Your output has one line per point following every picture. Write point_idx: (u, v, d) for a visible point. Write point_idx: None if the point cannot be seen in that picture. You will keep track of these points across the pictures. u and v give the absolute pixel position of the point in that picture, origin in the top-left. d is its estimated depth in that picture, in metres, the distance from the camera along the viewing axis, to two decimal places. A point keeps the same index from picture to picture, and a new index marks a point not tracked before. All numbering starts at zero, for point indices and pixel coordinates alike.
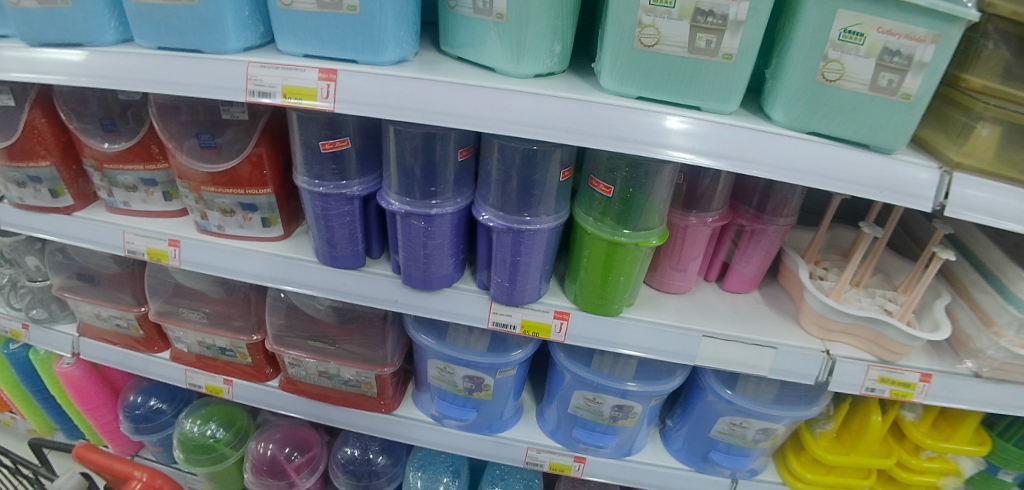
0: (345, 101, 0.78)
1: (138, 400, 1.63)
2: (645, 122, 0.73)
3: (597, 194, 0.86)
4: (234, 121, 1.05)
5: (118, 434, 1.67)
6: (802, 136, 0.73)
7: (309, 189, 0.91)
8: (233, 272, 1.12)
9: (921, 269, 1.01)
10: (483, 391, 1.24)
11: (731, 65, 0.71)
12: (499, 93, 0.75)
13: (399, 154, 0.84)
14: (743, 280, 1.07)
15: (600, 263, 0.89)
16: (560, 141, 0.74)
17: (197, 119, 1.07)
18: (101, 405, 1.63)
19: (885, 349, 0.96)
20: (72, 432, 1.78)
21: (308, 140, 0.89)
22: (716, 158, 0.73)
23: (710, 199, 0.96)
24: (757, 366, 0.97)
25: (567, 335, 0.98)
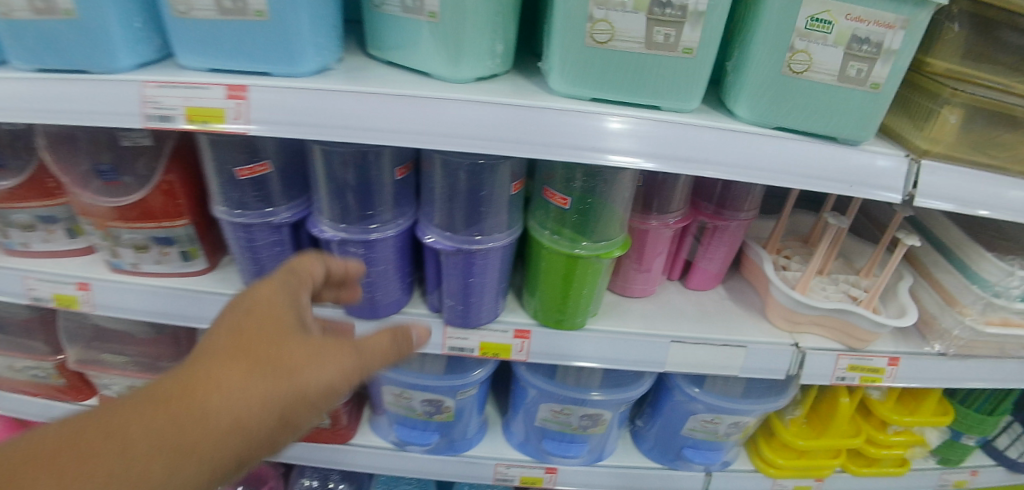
0: (261, 120, 0.67)
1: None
2: (590, 126, 0.67)
3: (552, 205, 0.79)
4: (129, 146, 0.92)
5: None
6: (768, 132, 0.69)
7: (228, 219, 0.81)
8: (156, 314, 1.01)
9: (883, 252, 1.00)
10: (444, 413, 1.17)
11: (693, 60, 0.66)
12: (441, 104, 0.67)
13: (328, 173, 0.75)
14: (707, 277, 1.03)
15: (560, 278, 0.83)
16: (511, 154, 0.67)
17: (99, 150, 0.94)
18: None
19: (852, 337, 0.95)
20: None
21: (219, 165, 0.77)
22: (678, 162, 0.67)
23: (670, 201, 0.91)
24: (727, 366, 0.94)
25: (529, 354, 0.92)
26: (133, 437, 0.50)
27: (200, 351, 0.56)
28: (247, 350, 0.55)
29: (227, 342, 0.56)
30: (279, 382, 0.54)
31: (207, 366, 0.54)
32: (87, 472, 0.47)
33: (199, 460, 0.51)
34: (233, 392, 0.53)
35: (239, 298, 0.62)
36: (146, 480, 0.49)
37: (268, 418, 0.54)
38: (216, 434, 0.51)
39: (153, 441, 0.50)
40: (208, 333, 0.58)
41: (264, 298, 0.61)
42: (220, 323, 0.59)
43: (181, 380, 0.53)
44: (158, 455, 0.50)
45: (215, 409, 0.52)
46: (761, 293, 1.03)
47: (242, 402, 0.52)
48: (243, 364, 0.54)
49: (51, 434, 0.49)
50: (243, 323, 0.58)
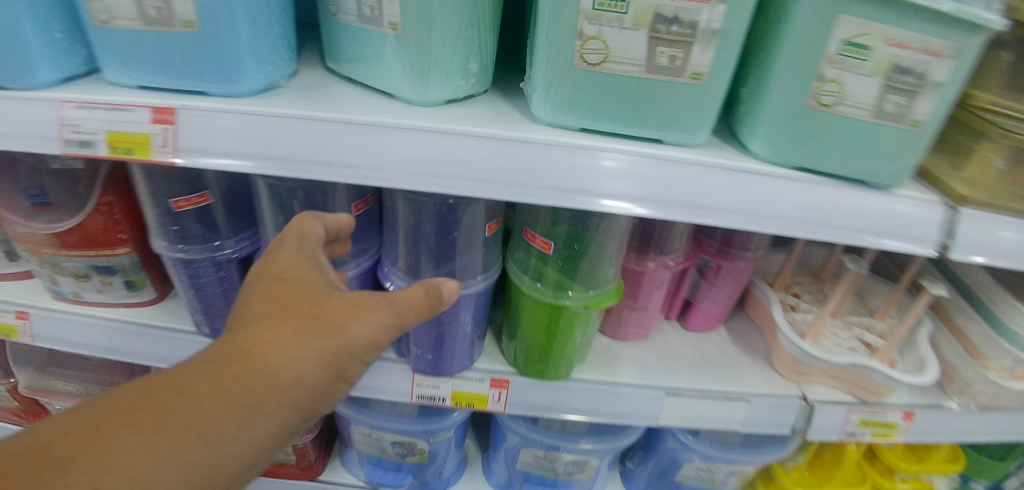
0: (191, 150, 0.58)
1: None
2: (579, 163, 0.57)
3: (533, 249, 0.69)
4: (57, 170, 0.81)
5: None
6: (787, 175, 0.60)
7: (168, 254, 0.72)
8: (97, 349, 0.92)
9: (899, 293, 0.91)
10: (417, 455, 1.07)
11: (700, 87, 0.57)
12: (402, 135, 0.57)
13: (276, 206, 0.68)
14: (707, 319, 0.94)
15: (542, 328, 0.73)
16: (484, 195, 0.57)
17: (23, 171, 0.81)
18: None
19: (864, 390, 0.86)
20: None
21: (153, 196, 0.69)
22: (676, 207, 0.58)
23: (670, 239, 0.81)
24: (728, 420, 0.85)
25: (507, 404, 0.83)
26: (202, 396, 0.49)
27: (244, 314, 0.54)
28: (293, 310, 0.53)
29: (268, 303, 0.54)
30: (329, 334, 0.53)
31: (257, 327, 0.52)
32: (169, 428, 0.47)
33: (269, 413, 0.51)
34: (290, 348, 0.52)
35: (264, 261, 0.58)
36: (224, 435, 0.49)
37: (324, 369, 0.53)
38: (279, 386, 0.51)
39: (222, 398, 0.49)
40: (243, 298, 0.56)
41: (292, 258, 0.57)
42: (252, 287, 0.56)
43: (234, 342, 0.52)
44: (230, 411, 0.49)
45: (275, 365, 0.51)
46: (767, 337, 0.93)
47: (297, 355, 0.52)
48: (293, 322, 0.53)
49: (121, 397, 0.48)
50: (280, 283, 0.55)
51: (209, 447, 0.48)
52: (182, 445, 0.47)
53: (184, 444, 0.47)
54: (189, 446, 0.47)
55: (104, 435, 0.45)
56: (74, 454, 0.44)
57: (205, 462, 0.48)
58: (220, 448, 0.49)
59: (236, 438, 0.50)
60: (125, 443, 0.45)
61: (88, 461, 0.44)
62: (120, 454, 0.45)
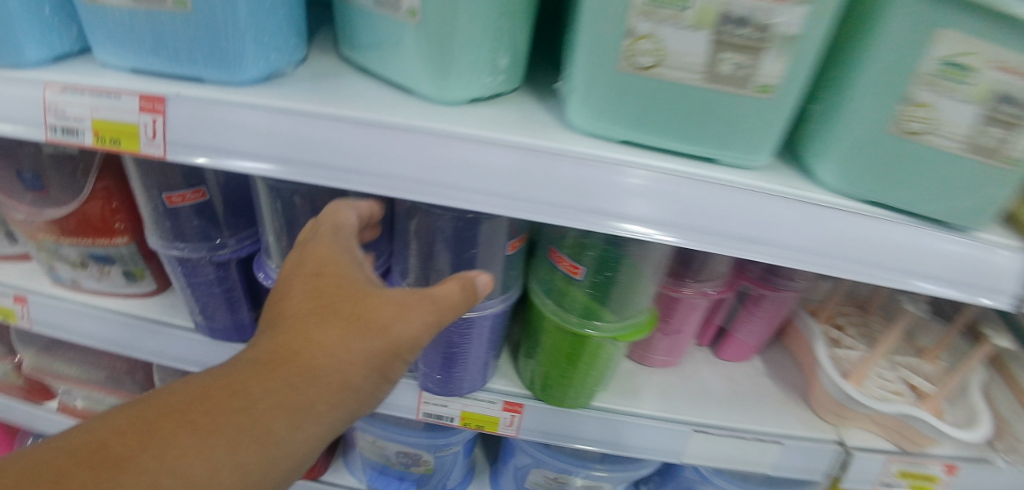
0: (180, 144, 0.53)
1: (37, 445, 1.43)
2: (615, 183, 0.51)
3: (560, 272, 0.63)
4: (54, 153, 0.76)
5: None
6: (852, 208, 0.53)
7: (164, 251, 0.68)
8: (94, 339, 0.88)
9: (951, 332, 0.81)
10: (422, 465, 1.02)
11: (771, 101, 0.48)
12: (418, 138, 0.50)
13: (274, 209, 0.64)
14: (742, 349, 0.86)
15: (564, 356, 0.67)
16: (504, 213, 0.52)
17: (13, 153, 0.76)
18: None
19: (907, 439, 0.77)
20: None
21: (144, 190, 0.64)
22: (703, 234, 0.52)
23: (711, 266, 0.74)
24: (757, 463, 0.78)
25: (520, 429, 0.78)
26: (251, 399, 0.46)
27: (285, 311, 0.50)
28: (339, 308, 0.49)
29: (310, 299, 0.50)
30: (373, 336, 0.48)
31: (301, 327, 0.48)
32: (223, 431, 0.45)
33: (320, 414, 0.48)
34: (333, 351, 0.48)
35: (301, 253, 0.53)
36: (276, 438, 0.47)
37: (370, 370, 0.49)
38: (326, 389, 0.48)
39: (272, 400, 0.46)
40: (283, 294, 0.51)
41: (334, 252, 0.53)
42: (291, 283, 0.52)
43: (278, 342, 0.48)
44: (280, 414, 0.46)
45: (324, 367, 0.47)
46: (806, 373, 0.85)
47: (343, 357, 0.48)
48: (339, 321, 0.49)
49: (173, 397, 0.46)
50: (322, 279, 0.51)
51: (263, 449, 0.46)
52: (236, 448, 0.45)
53: (238, 447, 0.45)
54: (243, 449, 0.45)
55: (161, 436, 0.44)
56: (135, 454, 0.43)
57: (259, 465, 0.46)
58: (275, 447, 0.47)
59: (288, 440, 0.47)
60: (182, 445, 0.44)
61: (149, 458, 0.43)
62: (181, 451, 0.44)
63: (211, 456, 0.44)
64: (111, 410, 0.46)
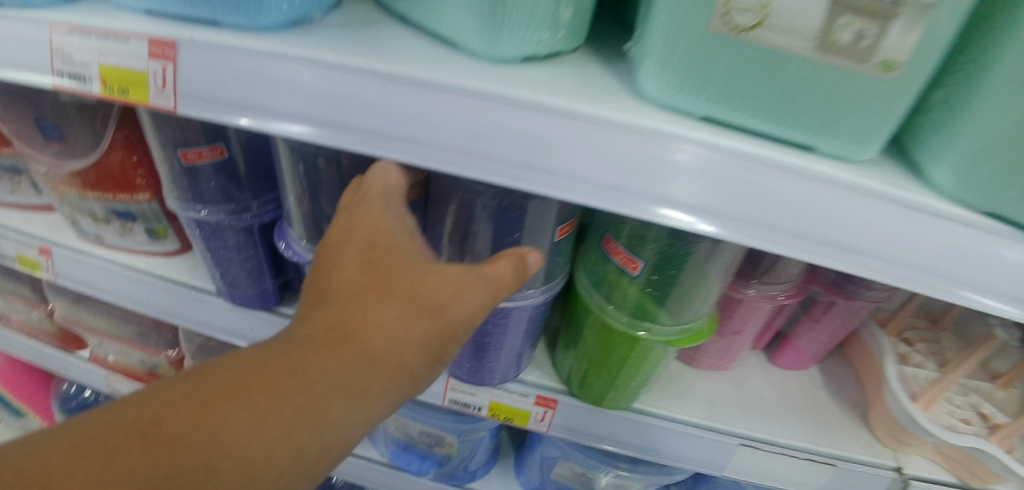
0: (191, 96, 0.48)
1: (72, 390, 1.46)
2: (688, 170, 0.43)
3: (613, 265, 0.57)
4: (74, 102, 0.70)
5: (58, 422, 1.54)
6: (972, 220, 0.44)
7: (182, 212, 0.65)
8: (125, 298, 0.89)
9: None
10: (445, 447, 0.98)
11: (891, 83, 0.41)
12: (461, 102, 0.44)
13: (296, 174, 0.59)
14: (800, 358, 0.80)
15: (608, 354, 0.63)
16: (556, 195, 0.45)
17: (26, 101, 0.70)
18: (35, 393, 1.50)
19: (971, 473, 0.68)
20: (13, 411, 1.58)
21: (158, 144, 0.60)
22: (752, 227, 0.44)
23: (782, 270, 0.67)
24: (805, 484, 0.71)
25: (551, 426, 0.73)
26: (306, 380, 0.41)
27: (337, 284, 0.45)
28: (398, 283, 0.44)
29: (365, 273, 0.44)
30: (431, 316, 0.44)
31: (357, 302, 0.43)
32: (276, 414, 0.40)
33: (379, 398, 0.44)
34: (389, 331, 0.43)
35: (350, 218, 0.48)
36: (333, 423, 0.42)
37: (427, 352, 0.44)
38: (382, 372, 0.43)
39: (330, 383, 0.42)
40: (331, 265, 0.46)
41: (388, 219, 0.47)
42: (340, 253, 0.46)
43: (331, 318, 0.43)
44: (337, 398, 0.42)
45: (383, 347, 0.43)
46: (868, 390, 0.77)
47: (400, 338, 0.43)
48: (399, 297, 0.44)
49: (220, 374, 0.41)
50: (377, 250, 0.45)
51: (319, 436, 0.42)
52: (292, 432, 0.40)
53: (293, 433, 0.41)
54: (298, 436, 0.41)
55: (211, 417, 0.39)
56: (183, 437, 0.38)
57: (314, 452, 0.42)
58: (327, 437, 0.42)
59: (345, 426, 0.43)
60: (236, 428, 0.39)
61: (190, 446, 0.38)
62: (227, 438, 0.39)
63: (258, 445, 0.40)
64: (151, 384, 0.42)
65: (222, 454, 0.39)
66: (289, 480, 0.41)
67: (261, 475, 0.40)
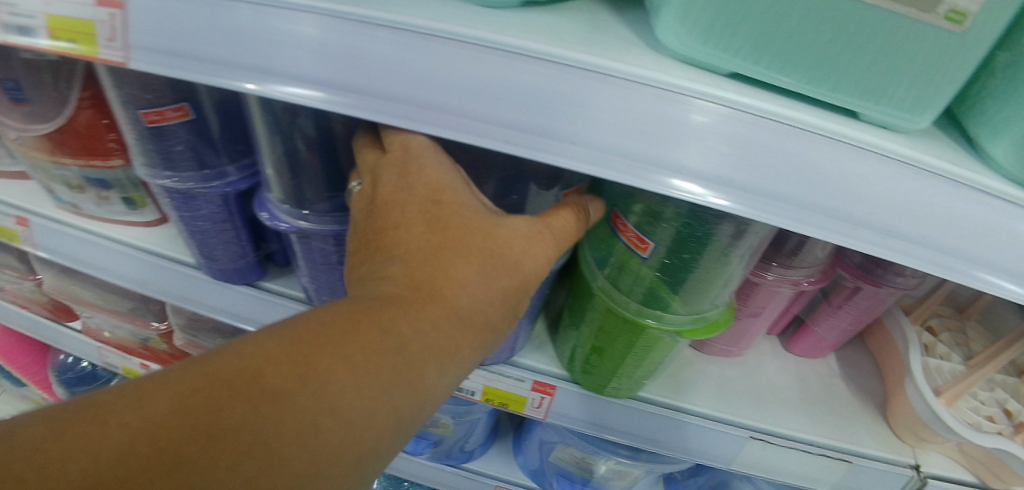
0: (143, 47, 0.43)
1: (69, 360, 1.44)
2: (707, 137, 0.37)
3: (622, 243, 0.52)
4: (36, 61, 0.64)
5: (56, 392, 1.53)
6: None
7: (150, 178, 0.62)
8: (107, 271, 0.86)
9: None
10: (440, 427, 0.94)
11: (952, 37, 0.35)
12: (456, 55, 0.39)
13: (271, 136, 0.53)
14: (818, 346, 0.75)
15: (612, 340, 0.58)
16: (558, 161, 0.40)
17: None
18: (31, 364, 1.48)
19: (988, 472, 0.64)
20: (12, 381, 1.57)
21: (118, 104, 0.56)
22: (782, 204, 0.38)
23: (810, 253, 0.62)
24: (815, 479, 0.67)
25: (548, 412, 0.69)
26: (397, 338, 0.40)
27: (407, 243, 0.44)
28: (471, 241, 0.43)
29: (436, 231, 0.43)
30: (510, 271, 0.44)
31: (436, 262, 0.43)
32: (373, 372, 0.39)
33: (465, 356, 0.44)
34: (473, 288, 0.43)
35: (405, 177, 0.44)
36: (424, 381, 0.42)
37: (505, 307, 0.45)
38: (469, 328, 0.43)
39: (421, 340, 0.41)
40: (393, 225, 0.45)
41: (445, 178, 0.45)
42: (401, 213, 0.45)
43: (410, 276, 0.42)
44: (427, 355, 0.41)
45: (466, 304, 0.43)
46: (888, 382, 0.72)
47: (482, 292, 0.43)
48: (475, 254, 0.43)
49: (305, 331, 0.40)
50: (443, 209, 0.44)
51: (414, 395, 0.41)
52: (389, 390, 0.40)
53: (390, 391, 0.40)
54: (395, 394, 0.40)
55: (309, 374, 0.38)
56: (283, 393, 0.37)
57: (409, 410, 0.41)
58: (423, 394, 0.42)
59: (435, 384, 0.42)
60: (335, 385, 0.38)
61: (291, 406, 0.37)
62: (327, 398, 0.38)
63: (361, 405, 0.39)
64: (230, 343, 0.40)
65: (326, 414, 0.38)
66: (385, 439, 0.40)
67: (361, 433, 0.39)
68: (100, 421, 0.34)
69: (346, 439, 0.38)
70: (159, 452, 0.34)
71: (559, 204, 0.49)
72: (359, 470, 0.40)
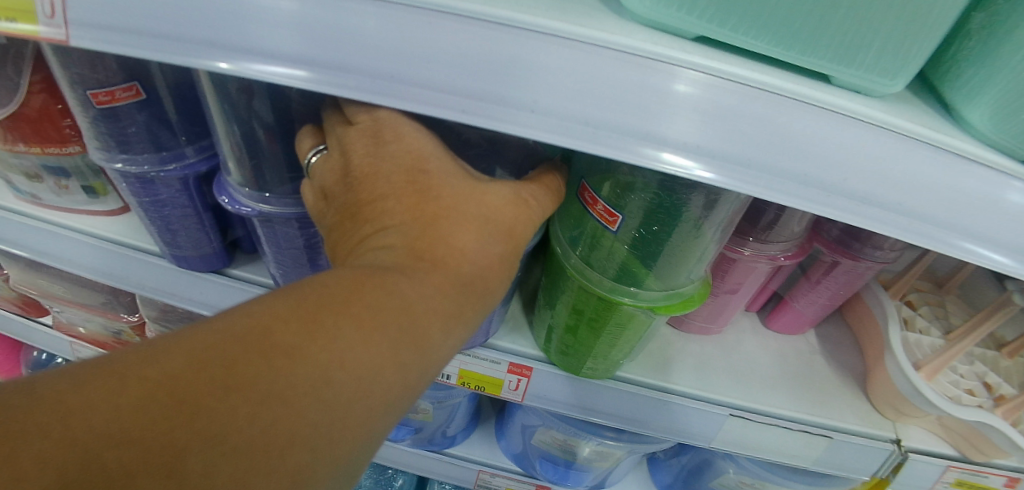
0: (83, 22, 0.40)
1: (44, 357, 1.42)
2: (671, 106, 0.36)
3: (593, 217, 0.51)
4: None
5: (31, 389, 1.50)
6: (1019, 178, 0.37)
7: (104, 162, 0.59)
8: (70, 263, 0.83)
9: None
10: (421, 413, 0.92)
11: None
12: (418, 22, 0.37)
13: (225, 114, 0.50)
14: (797, 321, 0.74)
15: (588, 318, 0.56)
16: (519, 132, 0.38)
17: None
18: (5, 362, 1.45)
19: (970, 445, 0.64)
20: None
21: (64, 84, 0.52)
22: (754, 171, 0.36)
23: (785, 225, 0.61)
24: (797, 456, 0.67)
25: (525, 394, 0.68)
26: (405, 297, 0.38)
27: (400, 211, 0.41)
28: (466, 207, 0.42)
29: (430, 199, 0.41)
30: (505, 236, 0.43)
31: (435, 227, 0.41)
32: (384, 331, 0.37)
33: (470, 319, 0.41)
34: (474, 251, 0.41)
35: (381, 148, 0.43)
36: (434, 345, 0.39)
37: (503, 275, 0.44)
38: (474, 291, 0.41)
39: (428, 301, 0.39)
40: (378, 197, 0.42)
41: (428, 146, 0.43)
42: (385, 184, 0.42)
43: (409, 242, 0.40)
44: (435, 317, 0.39)
45: (469, 267, 0.41)
46: (868, 356, 0.72)
47: (484, 256, 0.42)
48: (471, 220, 0.42)
49: (310, 292, 0.37)
50: (432, 178, 0.42)
51: (424, 358, 0.38)
52: (400, 351, 0.37)
53: (401, 351, 0.37)
54: (406, 356, 0.37)
55: (318, 332, 0.35)
56: (294, 349, 0.34)
57: (419, 371, 0.38)
58: (432, 358, 0.39)
59: (444, 346, 0.40)
60: (344, 343, 0.35)
61: (296, 367, 0.34)
62: (335, 359, 0.35)
63: (372, 364, 0.36)
64: (228, 309, 0.36)
65: (335, 375, 0.34)
66: (394, 403, 0.37)
67: (374, 393, 0.36)
68: (104, 377, 0.31)
69: (358, 399, 0.35)
70: (171, 407, 0.30)
71: (537, 174, 0.49)
72: (370, 434, 0.37)
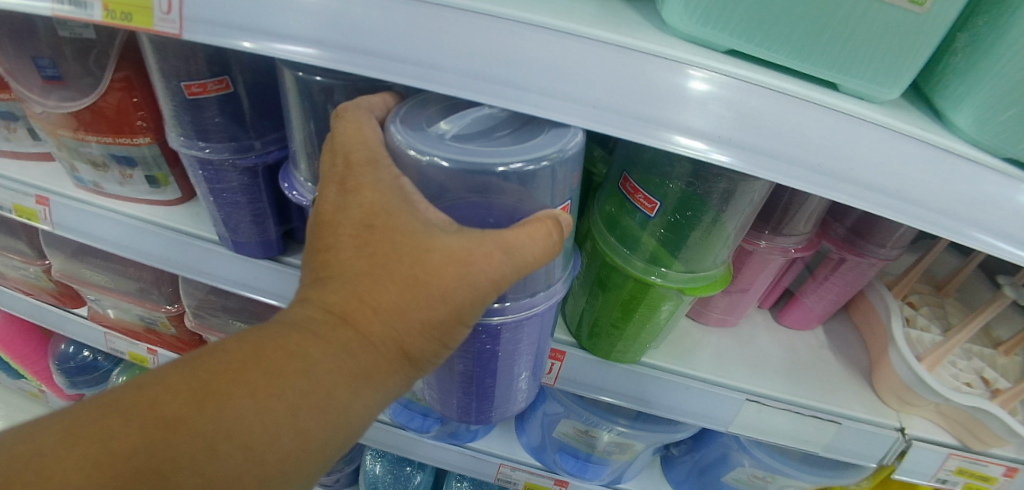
0: (199, 19, 0.47)
1: (71, 349, 1.45)
2: (708, 100, 0.42)
3: (632, 206, 0.57)
4: (71, 39, 0.68)
5: (55, 381, 1.54)
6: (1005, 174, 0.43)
7: (183, 150, 0.65)
8: (123, 249, 0.88)
9: None
10: None
11: (924, 17, 0.40)
12: (493, 27, 0.44)
13: (305, 107, 0.56)
14: (806, 316, 0.80)
15: (618, 301, 0.62)
16: (571, 123, 0.44)
17: (21, 37, 0.69)
18: (32, 353, 1.48)
19: (970, 434, 0.69)
20: (12, 370, 1.59)
21: (160, 77, 0.60)
22: (774, 158, 0.42)
23: (798, 219, 0.67)
24: (808, 441, 0.72)
25: (557, 377, 0.73)
26: (308, 362, 0.42)
27: (336, 264, 0.44)
28: (398, 266, 0.42)
29: (365, 256, 0.43)
30: (432, 300, 0.43)
31: (357, 287, 0.43)
32: (279, 398, 0.41)
33: (380, 378, 0.45)
34: (392, 315, 0.43)
35: (345, 194, 0.46)
36: (337, 407, 0.43)
37: (430, 339, 0.45)
38: (385, 354, 0.44)
39: (332, 362, 0.43)
40: (329, 245, 0.45)
41: (387, 199, 0.44)
42: (337, 233, 0.45)
43: (328, 301, 0.43)
44: (338, 380, 0.43)
45: (383, 328, 0.43)
46: (873, 351, 0.77)
47: (401, 320, 0.43)
48: (399, 281, 0.42)
49: (213, 360, 0.42)
50: (375, 234, 0.43)
51: (326, 419, 0.43)
52: (297, 413, 0.42)
53: (295, 415, 0.42)
54: (303, 419, 0.42)
55: (213, 399, 0.40)
56: (183, 419, 0.39)
57: (317, 432, 0.43)
58: (333, 419, 0.43)
59: (350, 407, 0.44)
60: (236, 411, 0.40)
61: (185, 436, 0.39)
62: (225, 427, 0.40)
63: (263, 429, 0.41)
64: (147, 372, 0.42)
65: (222, 441, 0.40)
66: (292, 462, 0.42)
67: (264, 454, 0.41)
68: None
69: (252, 460, 0.41)
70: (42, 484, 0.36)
71: (523, 221, 0.45)
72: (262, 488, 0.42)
